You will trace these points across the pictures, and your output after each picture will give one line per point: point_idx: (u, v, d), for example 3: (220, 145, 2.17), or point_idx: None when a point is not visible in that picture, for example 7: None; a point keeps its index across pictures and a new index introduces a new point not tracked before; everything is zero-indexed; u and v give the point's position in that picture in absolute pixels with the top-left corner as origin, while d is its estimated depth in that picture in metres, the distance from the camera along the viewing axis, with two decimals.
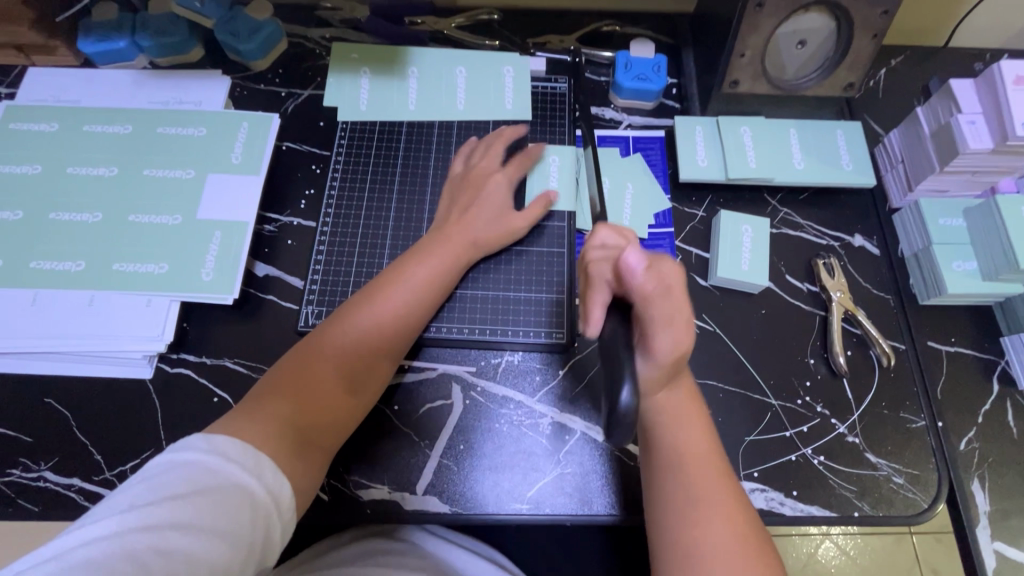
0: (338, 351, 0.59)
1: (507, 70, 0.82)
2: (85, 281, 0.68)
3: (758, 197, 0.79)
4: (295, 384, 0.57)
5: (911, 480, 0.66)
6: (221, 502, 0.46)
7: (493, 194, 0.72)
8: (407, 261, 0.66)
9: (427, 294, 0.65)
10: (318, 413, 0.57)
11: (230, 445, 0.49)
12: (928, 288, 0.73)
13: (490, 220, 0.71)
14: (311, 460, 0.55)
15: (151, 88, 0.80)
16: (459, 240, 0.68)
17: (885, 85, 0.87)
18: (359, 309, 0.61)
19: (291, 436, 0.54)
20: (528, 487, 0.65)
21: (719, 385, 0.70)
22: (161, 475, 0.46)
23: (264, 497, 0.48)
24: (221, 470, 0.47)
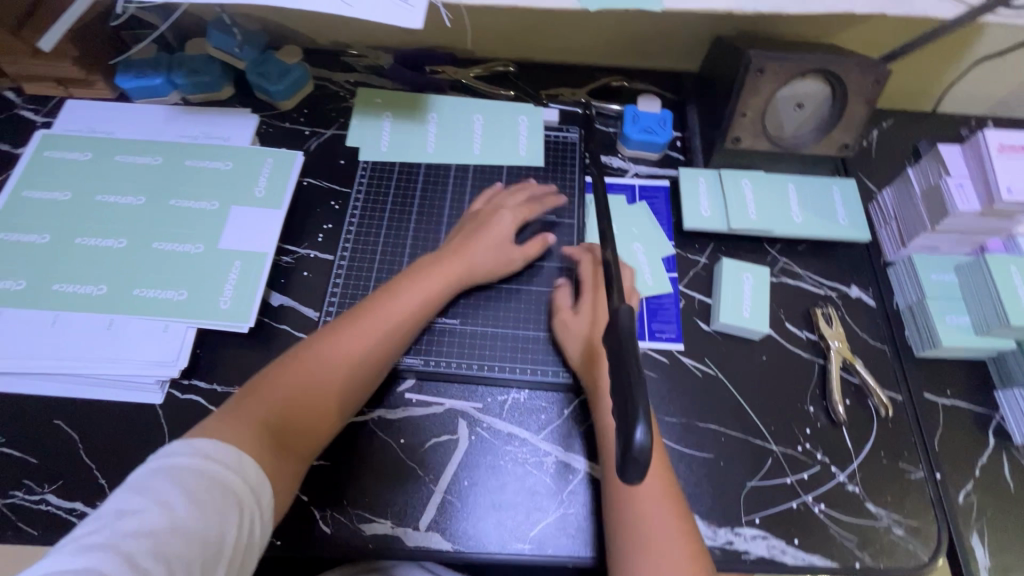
0: (326, 359, 0.61)
1: (521, 120, 0.87)
2: (106, 304, 0.70)
3: (758, 247, 0.82)
4: (284, 391, 0.59)
5: (910, 532, 0.66)
6: (210, 502, 0.47)
7: (499, 229, 0.75)
8: (403, 286, 0.69)
9: (415, 315, 0.67)
10: (298, 417, 0.58)
11: (216, 446, 0.51)
12: (923, 340, 0.75)
13: (487, 250, 0.74)
14: (287, 464, 0.56)
15: (182, 123, 0.84)
16: (456, 266, 0.71)
17: (877, 146, 0.92)
18: (349, 322, 0.64)
19: (270, 438, 0.55)
20: (530, 526, 0.65)
21: (721, 429, 0.71)
22: (152, 480, 0.47)
23: (249, 499, 0.50)
24: (209, 471, 0.49)
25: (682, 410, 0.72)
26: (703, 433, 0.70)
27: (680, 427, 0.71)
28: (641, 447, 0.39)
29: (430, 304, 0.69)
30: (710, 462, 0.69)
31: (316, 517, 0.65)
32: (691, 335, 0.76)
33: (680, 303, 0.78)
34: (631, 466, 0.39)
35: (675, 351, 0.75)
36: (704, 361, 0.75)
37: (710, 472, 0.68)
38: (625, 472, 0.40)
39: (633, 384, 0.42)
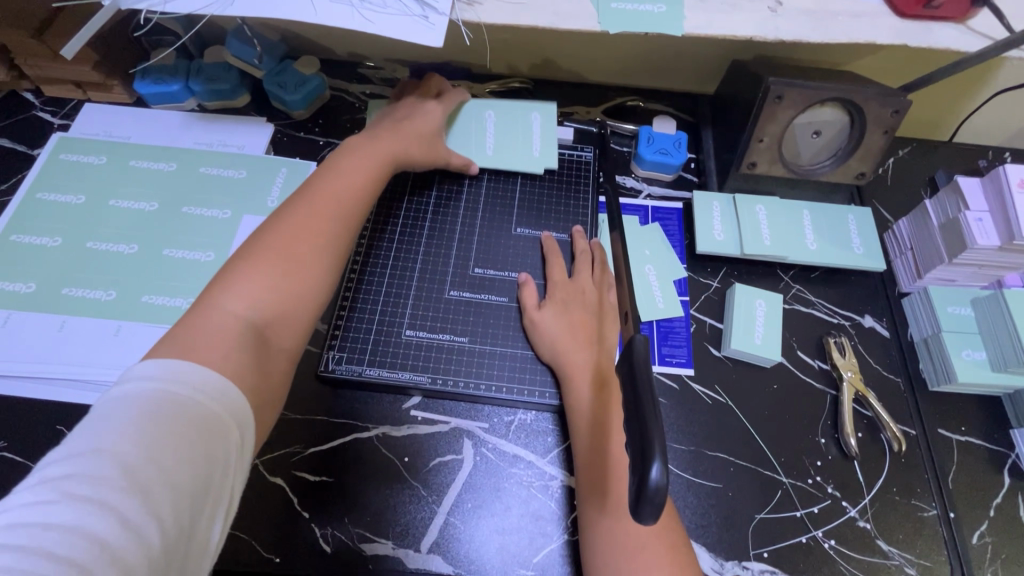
0: (288, 258, 0.58)
1: (534, 120, 0.86)
2: (115, 311, 0.69)
3: (771, 272, 0.82)
4: (245, 304, 0.54)
5: (922, 572, 0.65)
6: (189, 431, 0.44)
7: (427, 113, 0.79)
8: (342, 157, 0.69)
9: (366, 188, 0.68)
10: (278, 318, 0.56)
11: (184, 367, 0.46)
12: (938, 374, 0.74)
13: (420, 133, 0.77)
14: (276, 362, 0.54)
15: (198, 129, 0.84)
16: (390, 142, 0.73)
17: (893, 174, 0.91)
18: (294, 218, 0.61)
19: (251, 338, 0.52)
20: (534, 552, 0.64)
21: (730, 458, 0.70)
22: (120, 409, 0.43)
23: (231, 419, 0.47)
24: (184, 398, 0.45)
25: (691, 437, 0.71)
26: (711, 463, 0.69)
27: (689, 455, 0.70)
28: (657, 485, 0.38)
29: (376, 170, 0.70)
30: (718, 492, 0.68)
31: (317, 535, 0.64)
32: (702, 360, 0.75)
33: (691, 328, 0.77)
34: (646, 504, 0.38)
35: (685, 377, 0.74)
36: (714, 388, 0.74)
37: (718, 502, 0.67)
38: (640, 509, 0.39)
39: (648, 419, 0.41)
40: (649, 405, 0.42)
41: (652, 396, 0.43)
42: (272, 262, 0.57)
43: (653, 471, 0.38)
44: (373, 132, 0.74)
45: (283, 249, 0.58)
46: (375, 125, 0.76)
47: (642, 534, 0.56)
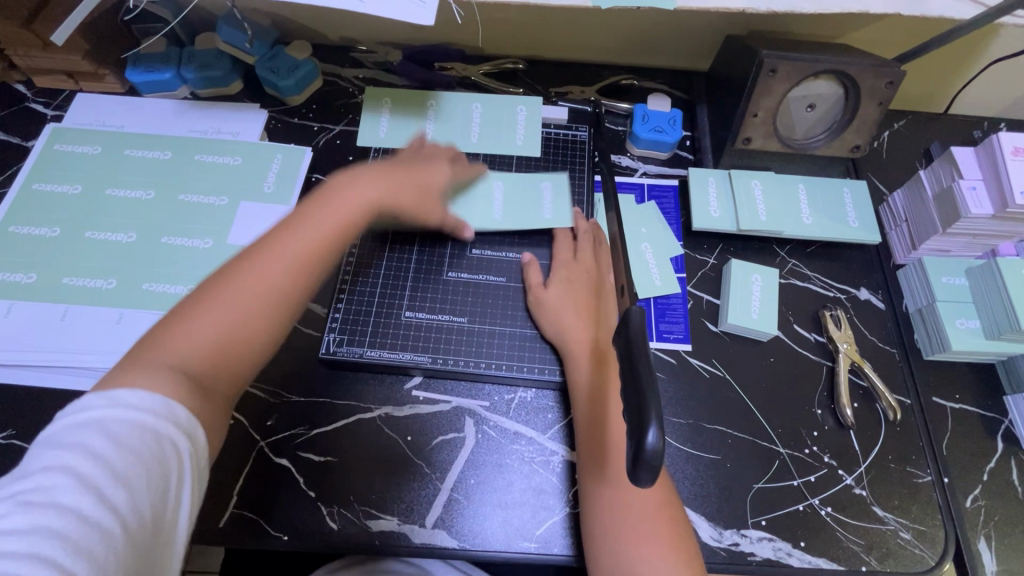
0: (252, 292, 0.53)
1: (519, 110, 0.87)
2: (116, 298, 0.70)
3: (767, 248, 0.82)
4: (203, 326, 0.51)
5: (918, 537, 0.66)
6: (144, 451, 0.42)
7: (435, 170, 0.72)
8: (334, 184, 0.62)
9: (353, 223, 0.60)
10: (232, 358, 0.52)
11: (135, 394, 0.44)
12: (933, 344, 0.75)
13: (424, 185, 0.70)
14: (214, 412, 0.49)
15: (191, 117, 0.84)
16: (394, 180, 0.66)
17: (889, 147, 0.91)
18: (273, 247, 0.56)
19: (198, 380, 0.49)
20: (536, 525, 0.65)
21: (727, 431, 0.71)
22: (69, 435, 0.42)
23: (186, 438, 0.45)
24: (135, 418, 0.43)
25: (689, 411, 0.72)
26: (710, 435, 0.70)
27: (687, 428, 0.71)
28: (653, 449, 0.39)
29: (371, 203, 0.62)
30: (716, 464, 0.69)
31: (323, 513, 0.65)
32: (699, 336, 0.76)
33: (688, 304, 0.78)
34: (644, 468, 0.39)
35: (683, 352, 0.75)
36: (711, 362, 0.74)
37: (716, 473, 0.68)
38: (638, 473, 0.40)
39: (644, 387, 0.42)
40: (645, 375, 0.43)
41: (647, 367, 0.44)
42: (236, 292, 0.53)
43: (650, 436, 0.39)
44: (375, 165, 0.66)
45: (247, 284, 0.53)
46: (392, 160, 0.70)
47: (638, 503, 0.58)
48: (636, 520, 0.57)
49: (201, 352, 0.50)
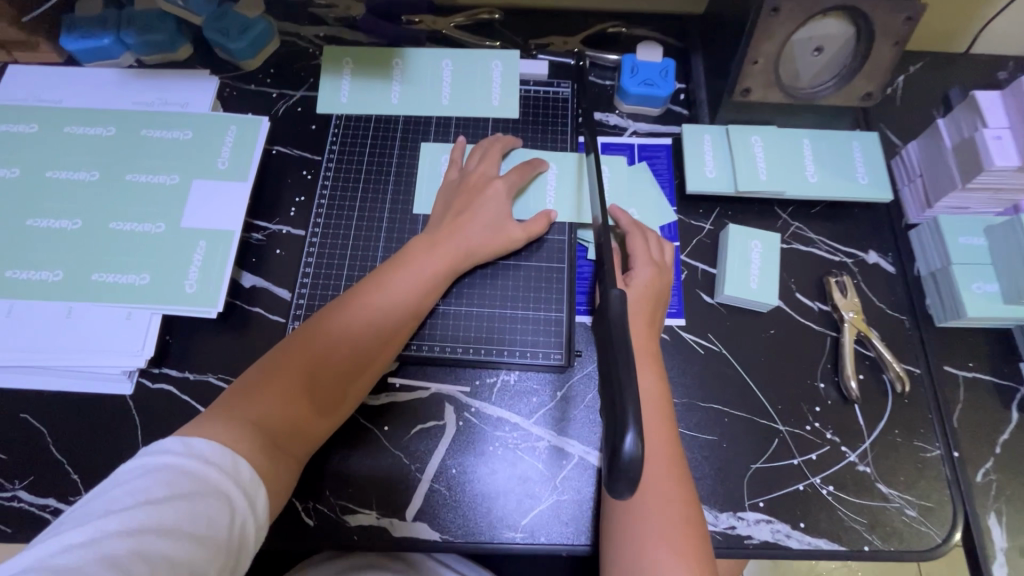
0: (324, 355, 0.57)
1: (495, 65, 0.79)
2: (63, 291, 0.65)
3: (768, 210, 0.76)
4: (272, 386, 0.55)
5: (924, 514, 0.63)
6: (203, 505, 0.44)
7: (493, 203, 0.69)
8: (410, 248, 0.65)
9: (418, 288, 0.63)
10: (298, 416, 0.55)
11: (211, 447, 0.47)
12: (946, 310, 0.70)
13: (485, 224, 0.68)
14: (282, 472, 0.52)
15: (135, 88, 0.76)
16: (460, 236, 0.66)
17: (904, 94, 0.83)
18: (349, 314, 0.60)
19: (268, 443, 0.52)
20: (522, 514, 0.62)
21: (723, 409, 0.66)
22: (137, 480, 0.43)
23: (243, 498, 0.47)
24: (201, 473, 0.45)
25: (683, 390, 0.67)
26: (705, 414, 0.66)
27: (681, 407, 0.66)
28: (630, 456, 0.37)
29: (439, 266, 0.65)
30: (712, 445, 0.65)
31: (298, 509, 0.62)
32: (694, 309, 0.71)
33: (682, 275, 0.72)
34: (619, 478, 0.38)
35: (676, 327, 0.70)
36: (706, 336, 0.70)
37: (712, 454, 0.64)
38: (614, 481, 0.38)
39: (622, 388, 0.40)
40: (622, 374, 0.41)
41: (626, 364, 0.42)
42: (316, 352, 0.57)
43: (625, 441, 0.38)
44: (440, 221, 0.68)
45: (323, 348, 0.58)
46: (452, 201, 0.69)
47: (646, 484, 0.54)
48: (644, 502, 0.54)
49: (276, 408, 0.54)
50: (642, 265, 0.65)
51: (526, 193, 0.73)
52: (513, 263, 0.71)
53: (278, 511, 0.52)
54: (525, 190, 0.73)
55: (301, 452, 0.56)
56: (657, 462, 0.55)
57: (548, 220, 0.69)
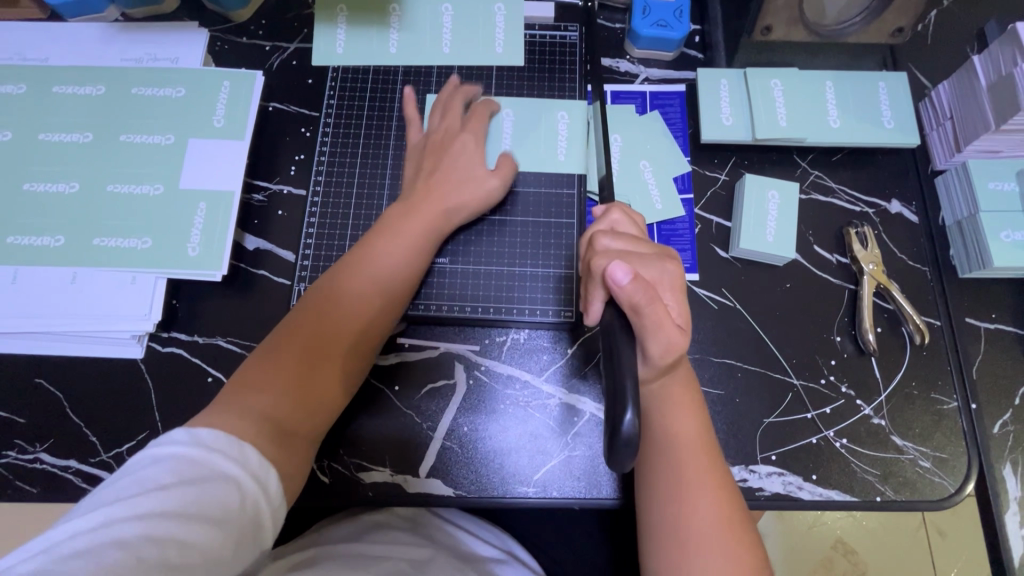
0: (324, 339, 0.57)
1: (498, 10, 0.74)
2: (67, 257, 0.64)
3: (787, 159, 0.72)
4: (268, 377, 0.54)
5: (938, 464, 0.63)
6: (213, 492, 0.44)
7: (460, 160, 0.66)
8: (384, 221, 0.64)
9: (399, 258, 0.61)
10: (301, 401, 0.54)
11: (215, 434, 0.47)
12: (970, 260, 0.67)
13: (463, 183, 0.65)
14: (297, 452, 0.53)
15: (123, 43, 0.73)
16: (434, 199, 0.64)
17: (935, 30, 0.77)
18: (338, 296, 0.59)
19: (273, 428, 0.51)
20: (534, 470, 0.62)
21: (737, 364, 0.65)
22: (144, 470, 0.44)
23: (253, 484, 0.47)
24: (208, 461, 0.45)
25: (695, 345, 0.66)
26: (717, 369, 0.65)
27: (693, 363, 0.65)
28: (630, 428, 0.42)
29: (420, 233, 0.63)
30: (724, 399, 0.64)
31: (313, 468, 0.62)
32: (708, 263, 0.69)
33: (696, 229, 0.70)
34: (623, 450, 0.42)
35: (689, 282, 0.68)
36: (720, 292, 0.68)
37: (724, 409, 0.64)
38: (619, 452, 0.43)
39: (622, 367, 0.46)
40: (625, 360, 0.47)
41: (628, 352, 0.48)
42: (315, 337, 0.57)
43: (626, 418, 0.42)
44: (411, 188, 0.66)
45: (319, 333, 0.57)
46: (414, 165, 0.67)
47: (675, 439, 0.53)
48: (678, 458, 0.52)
49: (276, 397, 0.53)
50: (597, 297, 0.53)
51: (534, 145, 0.70)
52: (521, 219, 0.69)
53: (291, 496, 0.53)
54: (515, 143, 0.70)
55: (312, 431, 0.56)
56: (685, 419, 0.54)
57: (514, 165, 0.67)
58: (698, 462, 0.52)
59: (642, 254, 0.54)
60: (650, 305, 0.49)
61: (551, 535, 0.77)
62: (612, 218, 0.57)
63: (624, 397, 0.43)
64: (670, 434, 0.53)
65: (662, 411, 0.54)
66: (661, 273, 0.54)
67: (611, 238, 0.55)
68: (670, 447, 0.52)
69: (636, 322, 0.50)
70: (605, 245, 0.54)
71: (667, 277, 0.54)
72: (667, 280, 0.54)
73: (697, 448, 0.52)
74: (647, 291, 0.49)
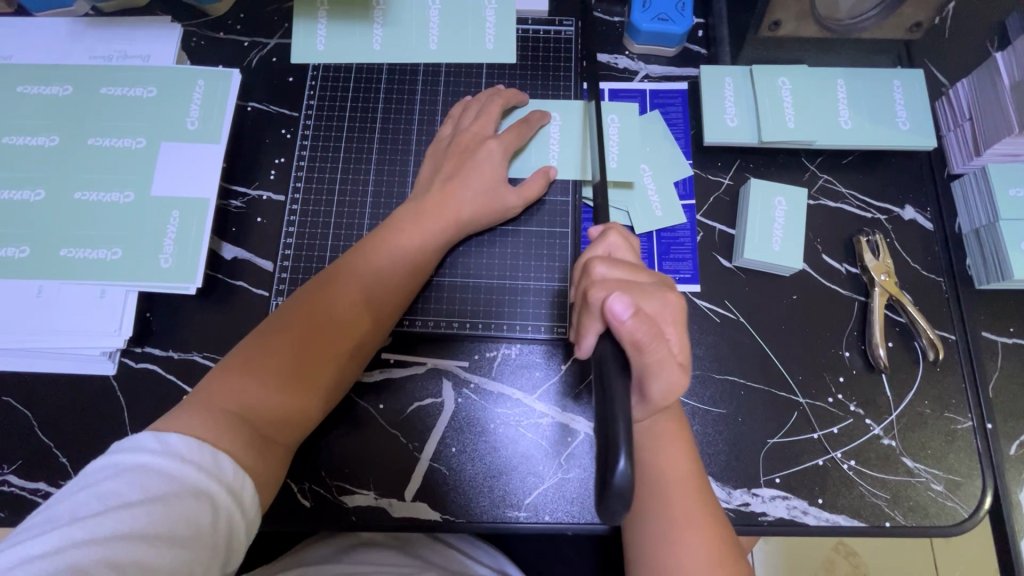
0: (315, 338, 0.54)
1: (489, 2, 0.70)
2: (33, 269, 0.61)
3: (795, 161, 0.68)
4: (249, 375, 0.51)
5: (951, 488, 0.59)
6: (180, 508, 0.41)
7: (486, 164, 0.62)
8: (392, 220, 0.60)
9: (402, 262, 0.58)
10: (281, 405, 0.51)
11: (187, 443, 0.44)
12: (989, 271, 0.64)
13: (479, 189, 0.61)
14: (272, 464, 0.50)
15: (91, 39, 0.69)
16: (445, 200, 0.60)
17: (953, 23, 0.73)
18: (334, 294, 0.56)
19: (249, 434, 0.48)
20: (525, 493, 0.59)
21: (740, 381, 0.62)
22: (108, 482, 0.41)
23: (227, 496, 0.44)
24: (177, 473, 0.42)
25: (696, 361, 0.63)
26: (719, 387, 0.62)
27: (694, 379, 0.62)
28: (623, 476, 0.39)
29: (425, 235, 0.59)
30: (725, 419, 0.61)
31: (294, 491, 0.60)
32: (710, 273, 0.65)
33: (698, 237, 0.66)
34: (613, 505, 0.39)
35: (690, 294, 0.65)
36: (723, 304, 0.64)
37: (726, 430, 0.61)
38: (607, 503, 0.39)
39: (615, 410, 0.42)
40: (619, 394, 0.44)
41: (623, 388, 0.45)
42: (305, 336, 0.53)
43: (619, 465, 0.39)
44: (423, 187, 0.62)
45: (310, 332, 0.54)
46: (436, 165, 0.63)
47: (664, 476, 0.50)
48: (665, 496, 0.49)
49: (256, 398, 0.50)
50: (592, 331, 0.51)
51: (526, 150, 0.66)
52: (512, 228, 0.66)
53: (270, 500, 0.50)
54: (524, 149, 0.66)
55: (290, 441, 0.52)
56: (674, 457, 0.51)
57: (546, 179, 0.63)
58: (685, 498, 0.49)
59: (641, 284, 0.51)
60: (652, 342, 0.47)
61: (546, 553, 0.74)
62: (609, 241, 0.55)
63: (615, 440, 0.40)
64: (658, 470, 0.50)
65: (648, 447, 0.51)
66: (664, 304, 0.50)
67: (607, 266, 0.52)
68: (656, 486, 0.50)
69: (636, 359, 0.47)
70: (600, 274, 0.52)
71: (667, 308, 0.50)
72: (668, 313, 0.50)
73: (684, 482, 0.50)
74: (649, 328, 0.47)
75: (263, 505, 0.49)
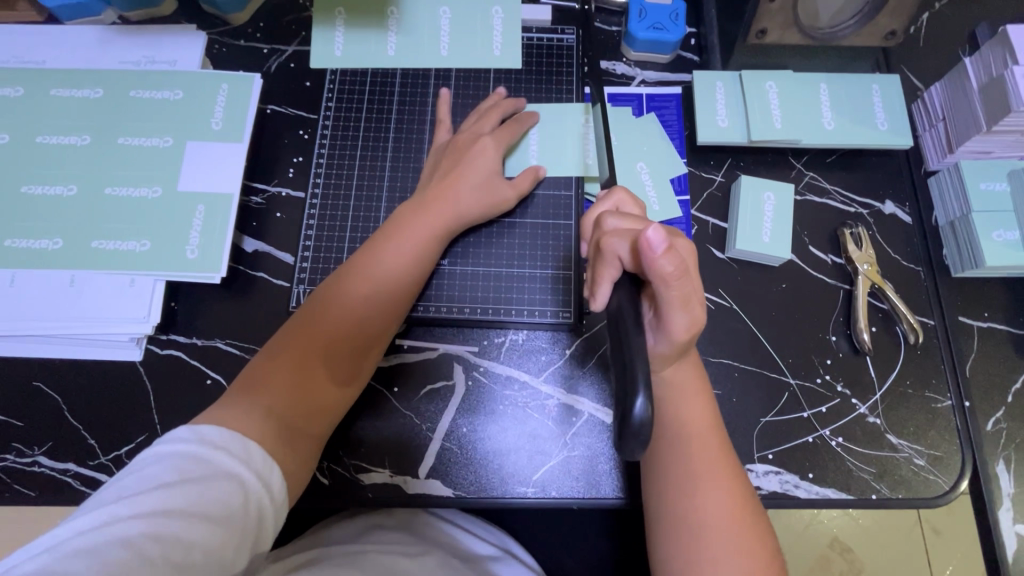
0: (333, 336, 0.57)
1: (496, 12, 0.75)
2: (65, 260, 0.64)
3: (782, 160, 0.73)
4: (274, 374, 0.54)
5: (932, 462, 0.63)
6: (214, 490, 0.44)
7: (479, 158, 0.66)
8: (395, 220, 0.64)
9: (407, 259, 0.61)
10: (306, 399, 0.55)
11: (219, 432, 0.47)
12: (963, 260, 0.68)
13: (478, 183, 0.65)
14: (300, 449, 0.53)
15: (120, 46, 0.73)
16: (446, 198, 0.64)
17: (928, 32, 0.78)
18: (347, 294, 0.59)
19: (279, 425, 0.52)
20: (533, 470, 0.63)
21: (735, 364, 0.66)
22: (149, 468, 0.44)
23: (256, 481, 0.47)
24: (211, 457, 0.46)
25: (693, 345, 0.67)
26: (715, 369, 0.66)
27: None
28: (641, 415, 0.40)
29: (429, 233, 0.63)
30: (721, 399, 0.65)
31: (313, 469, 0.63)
32: (704, 264, 0.70)
33: (692, 229, 0.70)
34: (632, 438, 0.41)
35: None
36: (717, 292, 0.68)
37: (722, 409, 0.64)
38: (627, 439, 0.41)
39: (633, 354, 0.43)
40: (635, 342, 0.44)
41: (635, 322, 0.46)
42: (321, 333, 0.57)
43: (637, 403, 0.40)
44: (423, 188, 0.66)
45: (326, 328, 0.57)
46: (432, 164, 0.67)
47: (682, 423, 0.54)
48: (685, 451, 0.52)
49: (281, 394, 0.53)
50: (606, 279, 0.51)
51: (515, 152, 0.70)
52: (508, 224, 0.70)
53: (297, 492, 0.53)
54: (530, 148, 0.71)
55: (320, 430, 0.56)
56: (691, 403, 0.55)
57: (536, 175, 0.68)
58: (708, 455, 0.52)
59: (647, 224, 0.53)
60: (679, 278, 0.46)
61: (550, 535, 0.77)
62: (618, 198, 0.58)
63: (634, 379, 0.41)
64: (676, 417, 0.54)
65: (670, 397, 0.55)
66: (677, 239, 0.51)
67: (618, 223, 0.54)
68: (674, 440, 0.53)
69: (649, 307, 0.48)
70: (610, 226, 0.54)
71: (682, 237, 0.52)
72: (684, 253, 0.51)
73: (701, 434, 0.53)
74: (677, 263, 0.46)
75: (291, 495, 0.52)
